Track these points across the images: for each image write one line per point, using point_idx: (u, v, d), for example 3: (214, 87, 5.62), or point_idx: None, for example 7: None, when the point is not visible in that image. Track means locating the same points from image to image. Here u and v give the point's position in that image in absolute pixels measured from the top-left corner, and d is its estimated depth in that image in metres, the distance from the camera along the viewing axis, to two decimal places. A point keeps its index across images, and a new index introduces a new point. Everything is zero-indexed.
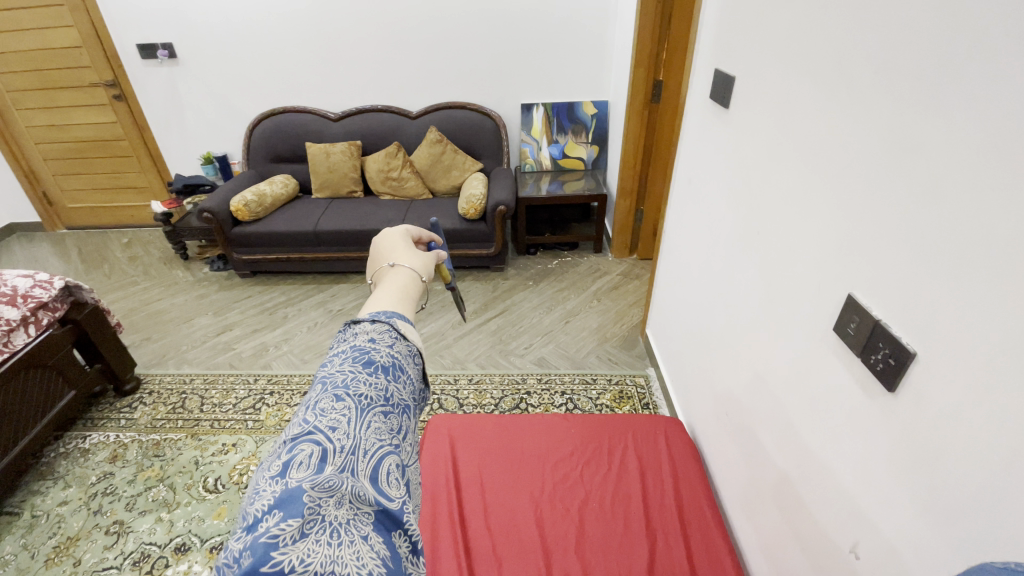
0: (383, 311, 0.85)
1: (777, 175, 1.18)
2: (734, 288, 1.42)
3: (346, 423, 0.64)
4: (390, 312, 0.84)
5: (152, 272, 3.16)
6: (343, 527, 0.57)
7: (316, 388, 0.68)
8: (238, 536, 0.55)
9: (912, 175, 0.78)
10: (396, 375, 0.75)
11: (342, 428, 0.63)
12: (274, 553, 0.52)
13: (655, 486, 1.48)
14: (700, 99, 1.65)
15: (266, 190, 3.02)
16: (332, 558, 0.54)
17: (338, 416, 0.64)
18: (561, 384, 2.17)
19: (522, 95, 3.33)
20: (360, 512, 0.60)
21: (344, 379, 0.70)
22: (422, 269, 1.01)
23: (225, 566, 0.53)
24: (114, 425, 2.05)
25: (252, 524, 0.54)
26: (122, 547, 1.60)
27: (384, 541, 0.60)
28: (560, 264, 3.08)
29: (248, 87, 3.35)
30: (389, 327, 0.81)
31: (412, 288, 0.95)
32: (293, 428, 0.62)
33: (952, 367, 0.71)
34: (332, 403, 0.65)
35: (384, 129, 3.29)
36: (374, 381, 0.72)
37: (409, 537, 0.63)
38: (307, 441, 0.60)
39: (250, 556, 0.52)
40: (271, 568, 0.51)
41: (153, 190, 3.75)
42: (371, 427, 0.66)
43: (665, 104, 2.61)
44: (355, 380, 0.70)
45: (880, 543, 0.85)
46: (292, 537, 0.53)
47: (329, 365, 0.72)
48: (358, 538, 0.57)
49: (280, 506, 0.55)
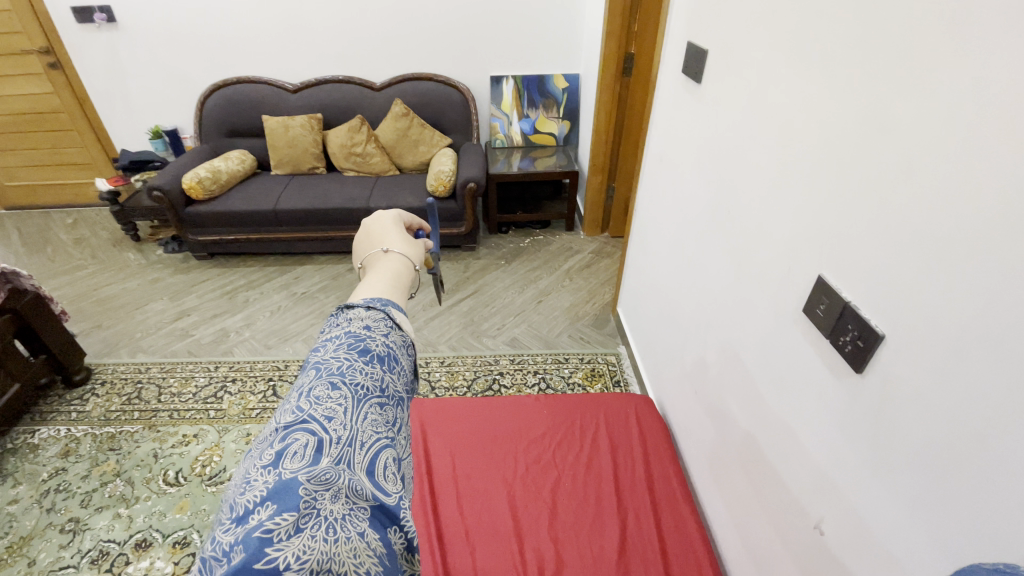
0: (378, 298, 0.80)
1: (750, 154, 1.16)
2: (704, 268, 1.41)
3: (342, 413, 0.61)
4: (383, 300, 0.80)
5: (100, 254, 2.97)
6: (339, 523, 0.53)
7: (309, 375, 0.64)
8: (227, 529, 0.51)
9: (884, 157, 0.77)
10: (393, 365, 0.72)
11: (337, 418, 0.60)
12: (268, 549, 0.48)
13: (626, 465, 1.49)
14: (672, 74, 1.61)
15: (221, 166, 2.85)
16: (328, 556, 0.50)
17: (334, 405, 0.61)
18: (534, 364, 2.17)
19: (490, 67, 3.21)
20: (357, 507, 0.55)
21: (339, 366, 0.66)
22: (416, 257, 0.96)
23: (213, 561, 0.49)
24: (64, 418, 1.94)
25: (243, 516, 0.50)
26: (78, 546, 1.53)
27: (381, 538, 0.56)
28: (532, 242, 3.04)
29: (196, 55, 3.13)
30: (384, 316, 0.77)
31: (403, 274, 0.90)
32: (288, 417, 0.59)
33: (918, 350, 0.72)
34: (327, 392, 0.62)
35: (347, 103, 3.13)
36: (370, 370, 0.68)
37: (405, 534, 0.58)
38: (301, 430, 0.57)
39: (242, 552, 0.47)
40: (264, 565, 0.47)
41: (97, 166, 3.50)
42: (367, 418, 0.63)
43: (636, 78, 2.56)
44: (351, 369, 0.66)
45: (845, 519, 0.87)
46: (287, 531, 0.49)
47: (322, 353, 0.68)
48: (355, 534, 0.53)
49: (273, 497, 0.51)
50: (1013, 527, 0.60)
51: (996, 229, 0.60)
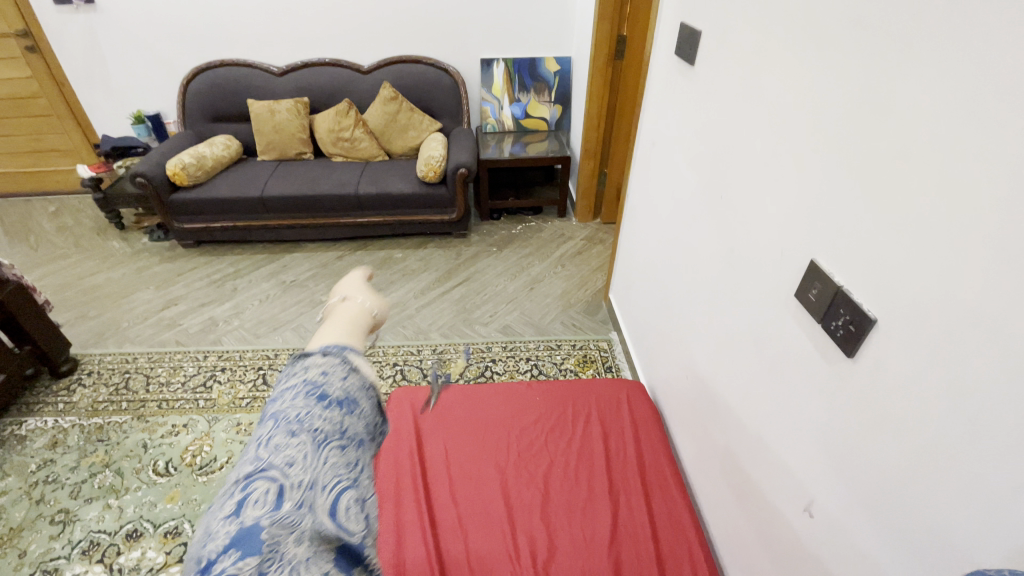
0: (335, 342, 0.66)
1: (743, 137, 1.15)
2: (696, 254, 1.41)
3: (304, 457, 0.51)
4: (340, 342, 0.66)
5: (84, 243, 2.91)
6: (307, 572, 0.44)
7: (266, 423, 0.54)
8: None
9: (878, 139, 0.76)
10: (357, 407, 0.60)
11: (299, 462, 0.50)
12: None
13: (618, 450, 1.50)
14: (664, 56, 1.58)
15: (206, 151, 2.79)
16: None
17: (293, 450, 0.51)
18: (526, 351, 2.16)
19: (480, 49, 3.15)
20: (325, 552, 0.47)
21: (297, 412, 0.55)
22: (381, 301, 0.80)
23: None
24: (51, 410, 1.91)
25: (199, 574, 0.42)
26: (68, 537, 1.52)
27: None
28: (524, 228, 3.02)
29: (178, 37, 3.04)
30: (341, 359, 0.63)
31: (361, 320, 0.74)
32: (245, 466, 0.49)
33: (911, 334, 0.72)
34: (286, 437, 0.52)
35: (334, 87, 3.07)
36: (333, 413, 0.57)
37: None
38: (260, 478, 0.48)
39: None
40: None
41: (79, 153, 3.41)
42: (330, 461, 0.53)
43: (629, 61, 2.53)
44: (310, 412, 0.55)
45: (834, 502, 0.88)
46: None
47: (278, 398, 0.58)
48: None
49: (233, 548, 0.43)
50: (1003, 507, 0.60)
51: (992, 212, 0.60)
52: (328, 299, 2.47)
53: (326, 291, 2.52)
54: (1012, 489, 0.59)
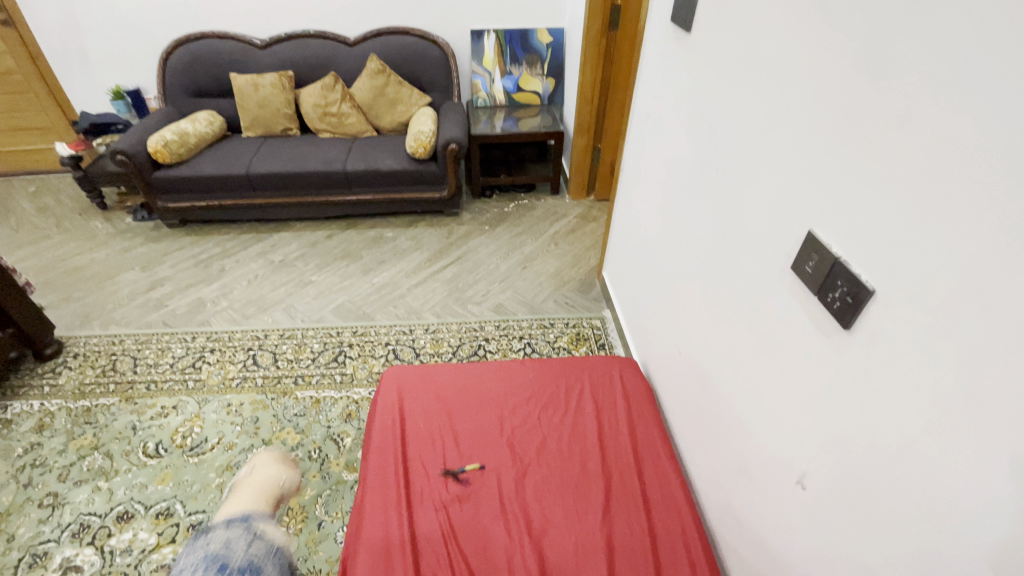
0: (241, 518, 1.03)
1: (739, 107, 1.11)
2: (691, 228, 1.38)
3: None
4: (245, 517, 1.03)
5: (65, 223, 2.84)
6: None
7: None
8: None
9: (882, 102, 0.73)
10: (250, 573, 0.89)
11: None
12: None
13: (610, 426, 1.50)
14: (659, 23, 1.53)
15: (188, 128, 2.71)
16: None
17: None
18: (519, 329, 2.15)
19: (470, 20, 3.06)
20: None
21: None
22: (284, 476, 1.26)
23: None
24: (37, 393, 1.88)
25: None
26: (58, 520, 1.50)
27: None
28: (516, 206, 2.97)
29: (156, 7, 2.92)
30: (244, 534, 0.98)
31: (267, 490, 1.19)
32: None
33: (909, 305, 0.71)
34: None
35: (320, 60, 2.98)
36: None
37: None
38: None
39: None
40: None
41: (58, 130, 3.31)
42: None
43: (623, 33, 2.46)
44: None
45: (826, 475, 0.88)
46: None
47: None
48: None
49: None
50: (999, 477, 0.60)
51: (997, 177, 0.58)
52: (318, 279, 2.43)
53: (316, 271, 2.49)
54: (1008, 459, 0.58)
